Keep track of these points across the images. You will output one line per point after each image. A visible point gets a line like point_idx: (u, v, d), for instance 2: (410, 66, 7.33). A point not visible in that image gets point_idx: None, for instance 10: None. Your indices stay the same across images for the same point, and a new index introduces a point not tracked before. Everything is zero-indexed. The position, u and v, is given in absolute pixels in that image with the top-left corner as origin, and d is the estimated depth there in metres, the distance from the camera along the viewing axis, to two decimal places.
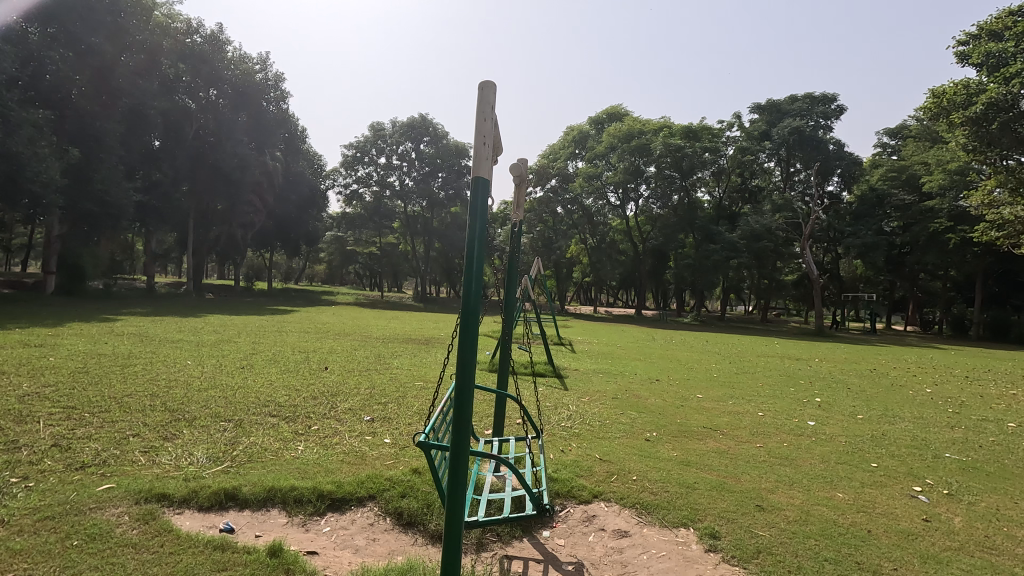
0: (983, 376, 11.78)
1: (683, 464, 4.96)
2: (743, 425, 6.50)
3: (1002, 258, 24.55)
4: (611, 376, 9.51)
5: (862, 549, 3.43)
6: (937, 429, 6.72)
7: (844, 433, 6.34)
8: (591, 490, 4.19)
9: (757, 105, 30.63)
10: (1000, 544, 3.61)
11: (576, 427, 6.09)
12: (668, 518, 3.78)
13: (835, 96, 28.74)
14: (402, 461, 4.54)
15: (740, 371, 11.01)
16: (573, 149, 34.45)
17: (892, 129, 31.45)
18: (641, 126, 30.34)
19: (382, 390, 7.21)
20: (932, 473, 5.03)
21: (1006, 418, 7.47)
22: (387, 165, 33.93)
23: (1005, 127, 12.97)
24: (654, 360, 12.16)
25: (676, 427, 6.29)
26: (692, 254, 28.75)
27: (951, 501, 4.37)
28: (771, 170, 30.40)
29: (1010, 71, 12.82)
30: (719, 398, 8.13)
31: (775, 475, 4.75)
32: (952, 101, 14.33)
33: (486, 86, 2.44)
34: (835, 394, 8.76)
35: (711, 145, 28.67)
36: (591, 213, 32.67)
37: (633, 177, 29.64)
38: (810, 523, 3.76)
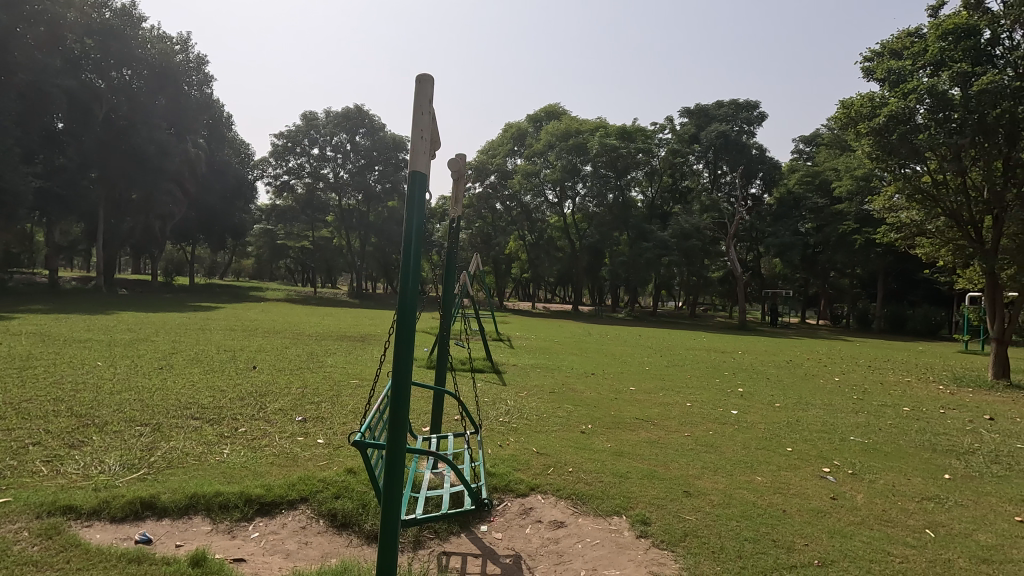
0: (883, 365, 12.87)
1: (616, 454, 5.12)
2: (671, 415, 6.82)
3: (899, 258, 26.93)
4: (548, 371, 9.66)
5: (777, 527, 3.68)
6: (845, 414, 7.30)
7: (763, 420, 6.78)
8: (528, 483, 4.27)
9: (687, 109, 31.90)
10: (895, 516, 3.99)
11: (514, 421, 6.17)
12: (602, 507, 3.91)
13: (758, 103, 30.47)
14: (336, 461, 4.43)
15: (670, 364, 11.46)
16: (511, 146, 34.51)
17: (807, 136, 33.59)
18: (578, 126, 31.44)
19: (315, 389, 6.99)
20: (838, 455, 5.45)
21: (902, 403, 8.24)
22: (320, 156, 32.89)
23: (903, 140, 10.92)
24: (589, 354, 12.46)
25: (610, 419, 6.51)
26: (626, 251, 29.54)
27: (854, 480, 4.78)
28: (699, 171, 32.09)
29: (903, 86, 10.97)
30: (651, 389, 8.48)
31: (700, 462, 5.01)
32: (855, 115, 11.91)
33: (423, 80, 2.47)
34: (756, 385, 9.30)
35: (644, 146, 29.78)
36: (529, 209, 32.88)
37: (570, 175, 30.27)
38: (732, 506, 4.00)
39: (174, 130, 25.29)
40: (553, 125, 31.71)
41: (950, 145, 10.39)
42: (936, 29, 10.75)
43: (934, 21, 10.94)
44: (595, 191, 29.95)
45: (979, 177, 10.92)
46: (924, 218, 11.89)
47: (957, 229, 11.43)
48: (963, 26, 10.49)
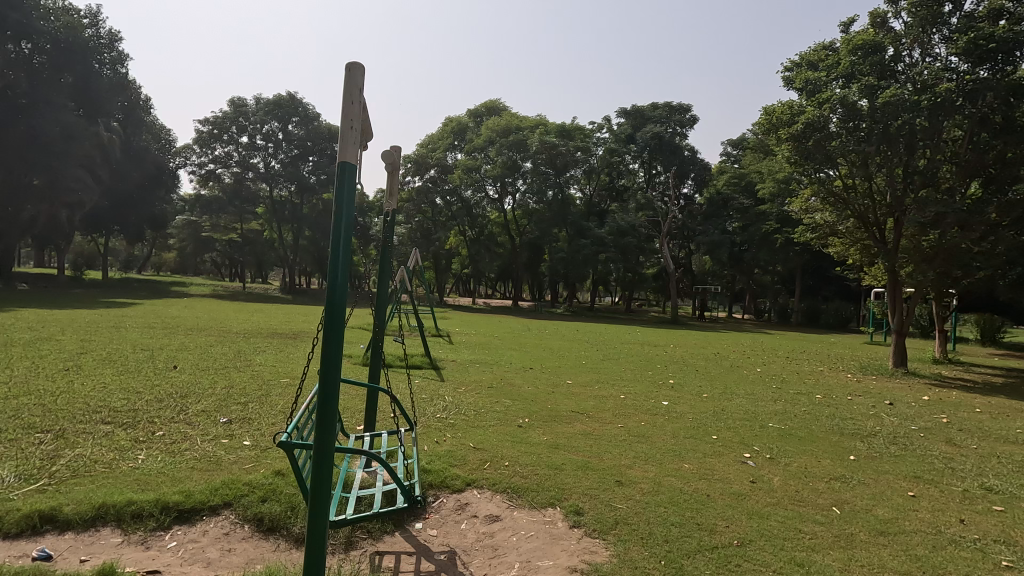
0: (799, 356, 13.80)
1: (552, 447, 5.21)
2: (606, 407, 7.02)
3: (815, 256, 28.91)
4: (486, 366, 9.69)
5: (702, 511, 3.86)
6: (765, 403, 7.77)
7: (692, 410, 7.10)
8: (464, 478, 4.27)
9: (624, 110, 32.75)
10: (806, 496, 4.29)
11: (451, 417, 6.14)
12: (537, 499, 3.97)
13: (689, 107, 31.63)
14: (264, 464, 4.24)
15: (605, 358, 11.78)
16: (452, 140, 34.19)
17: (735, 140, 35.25)
18: (518, 122, 31.65)
19: (242, 389, 6.66)
20: (758, 441, 5.80)
21: (816, 391, 8.86)
22: (250, 144, 31.33)
23: (818, 146, 11.80)
24: (527, 349, 12.59)
25: (546, 413, 6.60)
26: (565, 247, 30.08)
27: (772, 463, 5.09)
28: (635, 171, 33.07)
29: (818, 96, 11.71)
30: (587, 382, 8.68)
31: (632, 452, 5.18)
32: (776, 122, 12.58)
33: (353, 69, 2.43)
34: (685, 377, 9.72)
35: (582, 145, 30.35)
36: (469, 205, 32.75)
37: (510, 171, 30.44)
38: (660, 493, 4.17)
39: (83, 112, 23.43)
40: (493, 121, 31.75)
41: (858, 152, 11.27)
42: (847, 44, 11.56)
43: (845, 37, 11.76)
44: (535, 188, 30.26)
45: (883, 182, 11.93)
46: (836, 218, 13.00)
47: (865, 229, 12.41)
48: (870, 42, 11.26)
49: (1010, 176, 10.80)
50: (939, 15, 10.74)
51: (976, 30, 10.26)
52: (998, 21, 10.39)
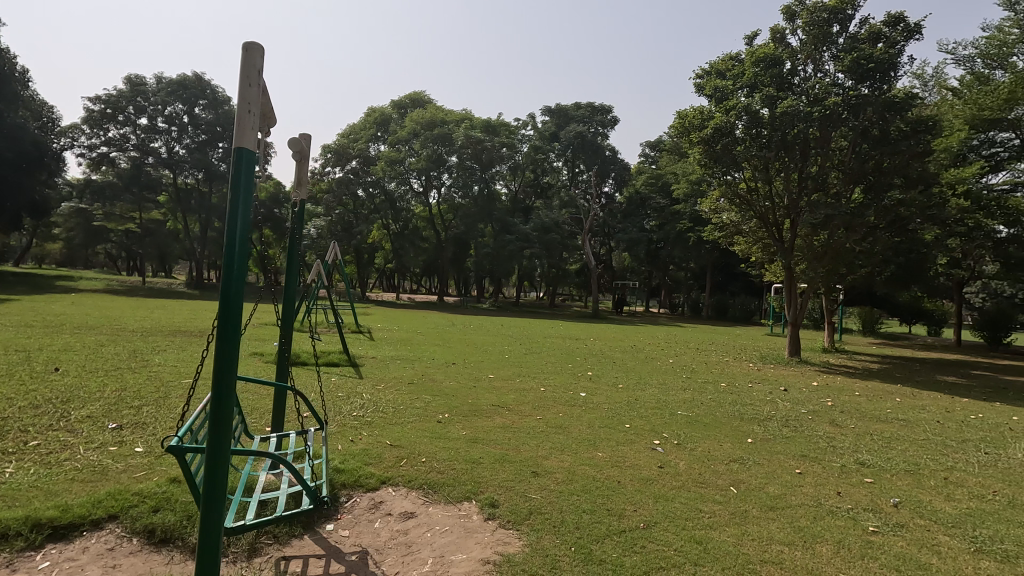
0: (708, 348, 14.69)
1: (470, 441, 5.22)
2: (526, 400, 7.13)
3: (723, 254, 30.86)
4: (408, 362, 9.55)
5: (612, 497, 4.03)
6: (675, 392, 8.22)
7: (607, 400, 7.38)
8: (379, 476, 4.18)
9: (548, 108, 33.27)
10: (707, 477, 4.59)
11: (369, 415, 5.99)
12: (453, 494, 3.96)
13: (610, 108, 32.56)
14: (158, 471, 3.93)
15: (527, 352, 11.97)
16: (375, 131, 33.29)
17: (652, 142, 36.81)
18: (443, 116, 31.33)
19: (137, 392, 6.13)
20: (667, 428, 6.12)
21: (720, 379, 9.49)
22: (149, 127, 28.84)
23: (726, 150, 12.54)
24: (450, 344, 12.54)
25: (467, 407, 6.61)
26: (490, 243, 30.21)
27: (678, 449, 5.40)
28: (559, 169, 33.73)
29: (726, 103, 12.38)
30: (508, 376, 8.78)
31: (549, 443, 5.30)
32: (689, 125, 13.17)
33: (251, 49, 2.32)
34: (603, 369, 10.08)
35: (508, 141, 30.52)
36: (393, 198, 32.02)
37: (435, 165, 30.09)
38: (574, 482, 4.30)
39: None
40: (417, 114, 31.25)
41: (760, 157, 12.13)
42: (750, 56, 12.38)
43: (749, 49, 12.60)
44: (460, 182, 30.14)
45: (780, 186, 12.91)
46: (741, 219, 13.94)
47: (766, 229, 13.38)
48: (770, 55, 12.15)
49: (885, 184, 11.94)
50: (828, 35, 11.79)
51: (859, 51, 11.36)
52: (877, 44, 11.51)
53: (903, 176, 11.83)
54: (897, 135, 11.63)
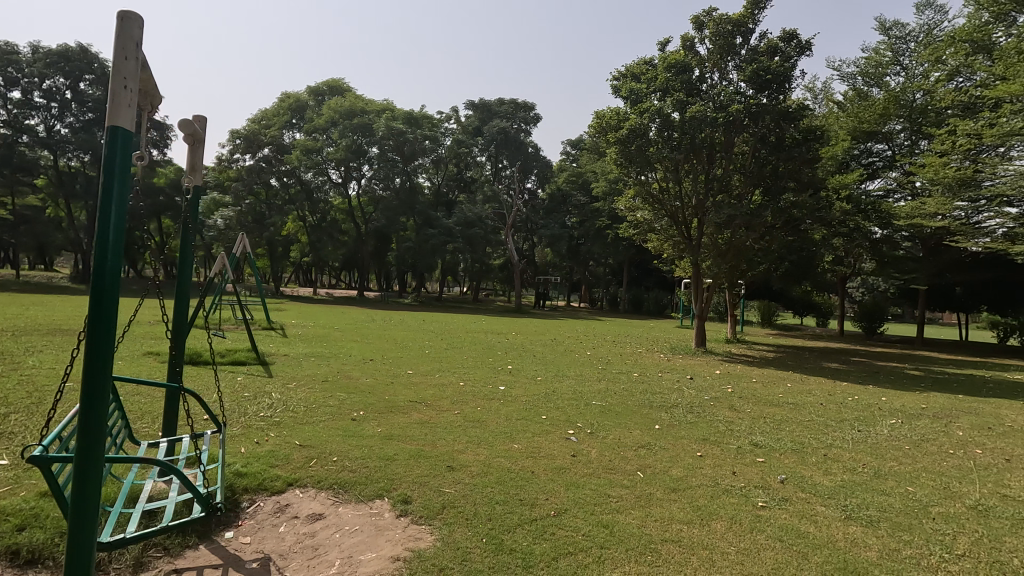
0: (623, 340, 15.31)
1: (385, 438, 5.12)
2: (445, 395, 7.10)
3: (639, 251, 32.24)
4: (323, 359, 9.20)
5: (525, 488, 4.10)
6: (590, 383, 8.50)
7: (526, 393, 7.50)
8: (285, 478, 4.00)
9: (472, 103, 33.14)
10: (617, 464, 4.79)
11: (277, 415, 5.70)
12: (365, 492, 3.86)
13: (533, 105, 32.75)
14: (26, 486, 3.53)
15: (449, 347, 11.91)
16: (289, 118, 31.69)
17: (573, 140, 37.69)
18: (363, 105, 30.34)
19: (4, 398, 5.45)
20: (581, 418, 6.31)
21: (633, 370, 9.92)
22: (24, 102, 25.71)
23: (640, 151, 13.06)
24: (369, 340, 12.21)
25: (383, 404, 6.47)
26: (412, 237, 29.71)
27: (590, 437, 5.59)
28: (482, 164, 33.73)
29: (641, 105, 12.86)
30: (428, 371, 8.68)
31: (466, 437, 5.30)
32: (606, 125, 13.56)
33: (126, 18, 2.13)
34: (522, 362, 10.23)
35: (431, 134, 30.06)
36: (309, 188, 30.65)
37: (354, 155, 29.09)
38: (489, 474, 4.33)
39: None
40: (336, 101, 30.08)
41: (671, 158, 12.74)
42: (663, 62, 12.96)
43: (661, 55, 13.19)
44: (381, 174, 29.36)
45: (689, 187, 13.65)
46: (654, 218, 14.36)
47: (676, 227, 14.11)
48: (680, 62, 12.79)
49: (780, 187, 12.93)
50: (732, 46, 12.60)
51: (759, 63, 12.24)
52: (774, 57, 12.45)
53: (795, 180, 12.89)
54: (790, 142, 12.65)
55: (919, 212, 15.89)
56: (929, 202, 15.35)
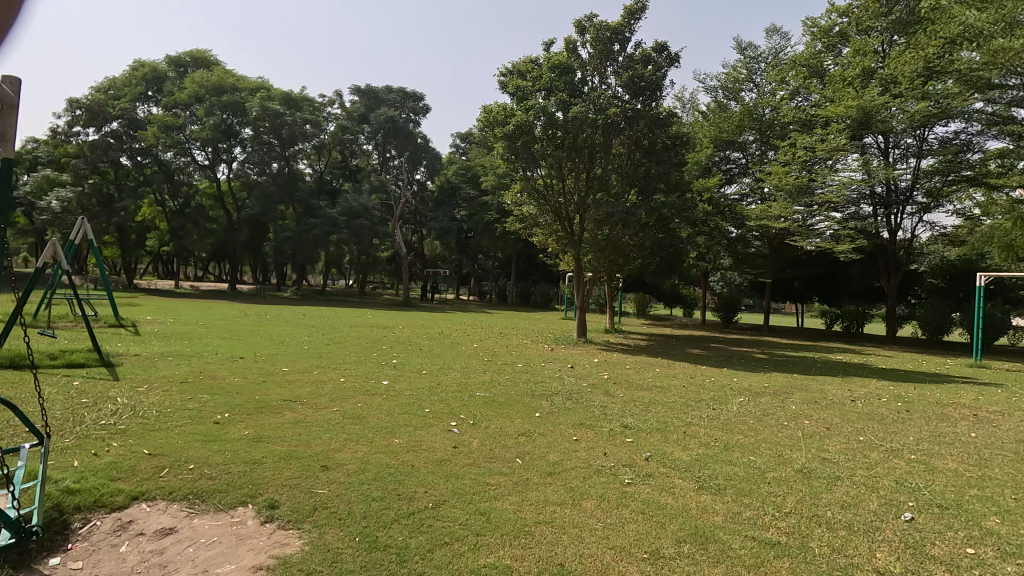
0: (510, 332, 15.65)
1: (253, 440, 4.76)
2: (323, 392, 6.78)
3: (527, 245, 33.12)
4: (183, 358, 8.35)
5: (404, 482, 4.04)
6: (475, 374, 8.60)
7: (410, 387, 7.40)
8: (129, 492, 3.57)
9: (357, 88, 31.75)
10: (497, 452, 4.89)
11: (123, 422, 5.07)
12: (226, 500, 3.57)
13: (422, 95, 32.18)
14: None
15: (330, 342, 11.39)
16: (144, 90, 28.17)
17: (463, 133, 37.65)
18: (234, 81, 27.77)
19: None
20: (465, 410, 6.36)
21: (519, 361, 10.20)
22: None
23: (526, 147, 13.34)
24: (240, 336, 11.30)
25: (253, 404, 6.02)
26: (291, 226, 27.94)
27: (472, 428, 5.65)
28: (368, 152, 32.50)
29: (526, 103, 13.16)
30: (306, 368, 8.24)
31: (344, 434, 5.10)
32: (493, 120, 13.69)
33: None
34: (408, 356, 10.09)
35: (312, 117, 28.32)
36: (170, 169, 27.53)
37: (223, 136, 26.61)
38: (367, 470, 4.21)
39: None
40: (200, 74, 27.24)
41: (554, 156, 13.14)
42: (548, 62, 13.35)
43: (546, 55, 13.58)
44: (255, 158, 27.18)
45: (572, 184, 14.24)
46: (539, 212, 14.89)
47: (560, 222, 14.64)
48: (563, 63, 13.25)
49: (651, 188, 13.92)
50: (610, 53, 13.29)
51: (634, 71, 13.05)
52: (647, 66, 13.33)
53: (665, 182, 13.96)
54: (661, 147, 13.65)
55: (767, 215, 17.99)
56: (774, 206, 17.44)
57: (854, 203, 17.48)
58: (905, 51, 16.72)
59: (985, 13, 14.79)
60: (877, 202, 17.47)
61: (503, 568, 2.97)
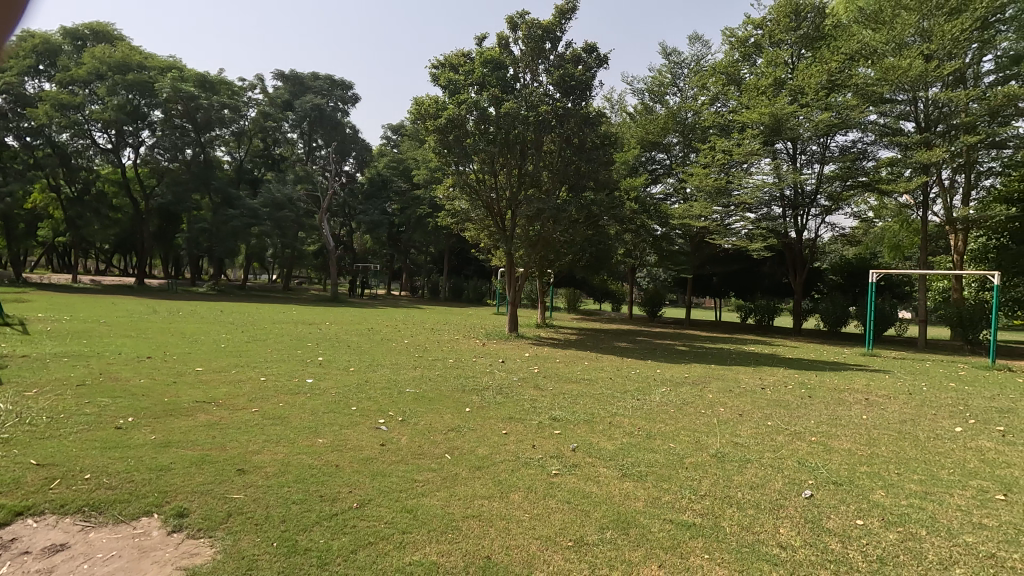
0: (441, 327, 15.53)
1: (161, 445, 4.44)
2: (241, 392, 6.42)
3: (460, 240, 32.96)
4: (81, 359, 7.64)
5: (327, 483, 3.90)
6: (405, 371, 8.46)
7: (336, 385, 7.17)
8: (12, 508, 3.23)
9: (281, 73, 30.26)
10: (426, 449, 4.83)
11: (7, 431, 4.57)
12: (127, 510, 3.31)
13: (351, 84, 31.11)
14: None
15: (251, 339, 10.82)
16: (34, 63, 25.40)
17: (394, 125, 36.84)
18: (141, 59, 25.58)
19: None
20: (394, 407, 6.24)
21: (450, 356, 10.15)
22: None
23: (457, 141, 13.22)
24: (148, 335, 10.49)
25: (162, 407, 5.61)
26: (207, 217, 26.24)
27: (401, 425, 5.55)
28: (293, 141, 31.08)
29: (458, 96, 13.03)
30: (222, 367, 7.79)
31: (263, 436, 4.86)
32: (425, 112, 13.46)
33: None
34: (335, 353, 9.77)
35: (230, 102, 26.65)
36: (65, 152, 25.03)
37: (129, 118, 24.49)
38: (287, 472, 4.03)
39: None
40: (102, 49, 24.88)
41: (487, 151, 13.11)
42: (480, 56, 13.30)
43: (478, 49, 13.53)
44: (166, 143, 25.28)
45: (504, 180, 14.30)
46: (471, 207, 14.83)
47: (492, 217, 14.66)
48: (494, 59, 13.25)
49: (581, 185, 14.22)
50: (542, 51, 13.43)
51: (565, 69, 13.26)
52: (577, 66, 13.57)
53: (594, 180, 14.30)
54: (591, 145, 13.97)
55: (689, 214, 18.88)
56: (695, 205, 18.33)
57: (767, 204, 18.70)
58: (811, 64, 18.06)
59: (878, 34, 16.20)
60: (787, 204, 18.75)
61: (429, 564, 2.94)
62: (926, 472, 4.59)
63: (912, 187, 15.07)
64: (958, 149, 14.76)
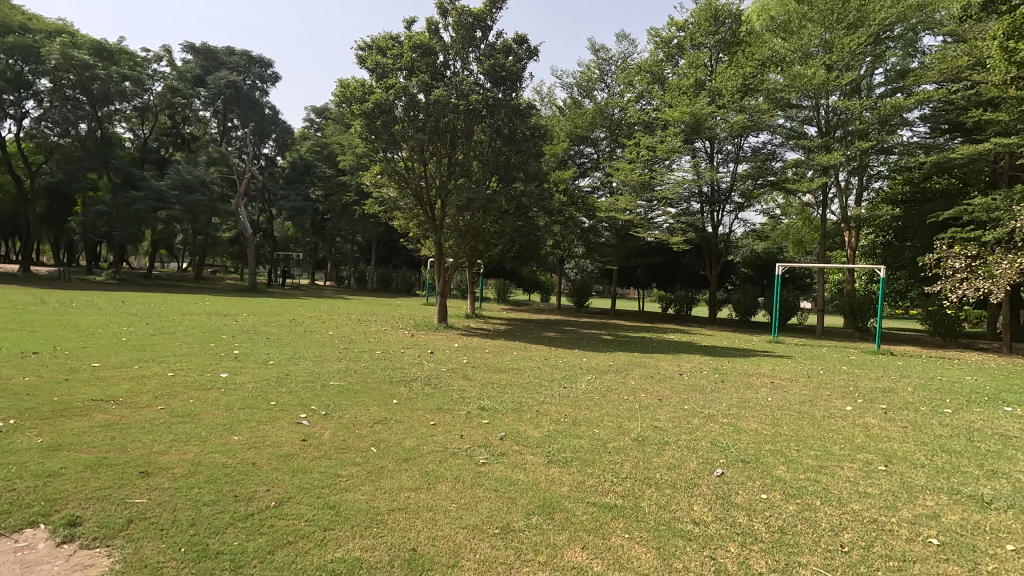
0: (368, 318, 15.13)
1: (49, 449, 4.03)
2: (145, 390, 5.93)
3: (388, 229, 32.21)
4: None
5: (242, 482, 3.70)
6: (329, 363, 8.18)
7: (253, 379, 6.81)
8: None
9: (191, 45, 28.04)
10: (350, 442, 4.70)
11: None
12: (8, 522, 2.99)
13: (270, 62, 29.04)
14: None
15: (156, 332, 10.02)
16: None
17: (318, 107, 35.33)
18: (23, 20, 22.79)
19: None
20: (316, 400, 6.01)
21: (376, 347, 9.92)
22: None
23: (385, 126, 12.85)
24: (33, 328, 9.43)
25: (51, 407, 5.08)
26: (106, 199, 23.99)
27: (324, 419, 5.35)
28: (205, 120, 28.99)
29: (386, 81, 12.67)
30: (124, 363, 7.17)
31: (171, 435, 4.52)
32: (351, 96, 12.98)
33: None
34: (253, 345, 9.27)
35: (133, 74, 24.40)
36: None
37: (9, 86, 21.82)
38: (197, 473, 3.77)
39: None
40: None
41: (415, 139, 12.85)
42: (409, 41, 12.94)
43: (407, 33, 13.15)
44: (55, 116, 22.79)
45: (433, 168, 14.08)
46: (399, 195, 14.49)
47: (421, 206, 14.42)
48: (424, 44, 12.92)
49: (511, 176, 14.30)
50: (472, 39, 13.32)
51: (496, 59, 13.18)
52: (508, 57, 13.58)
53: (524, 171, 14.41)
54: (521, 136, 14.03)
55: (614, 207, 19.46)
56: (620, 199, 18.93)
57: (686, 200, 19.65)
58: (727, 68, 19.17)
59: (787, 42, 17.35)
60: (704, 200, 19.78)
61: (352, 560, 2.86)
62: (821, 448, 5.04)
63: (814, 186, 16.37)
64: (854, 154, 16.03)
